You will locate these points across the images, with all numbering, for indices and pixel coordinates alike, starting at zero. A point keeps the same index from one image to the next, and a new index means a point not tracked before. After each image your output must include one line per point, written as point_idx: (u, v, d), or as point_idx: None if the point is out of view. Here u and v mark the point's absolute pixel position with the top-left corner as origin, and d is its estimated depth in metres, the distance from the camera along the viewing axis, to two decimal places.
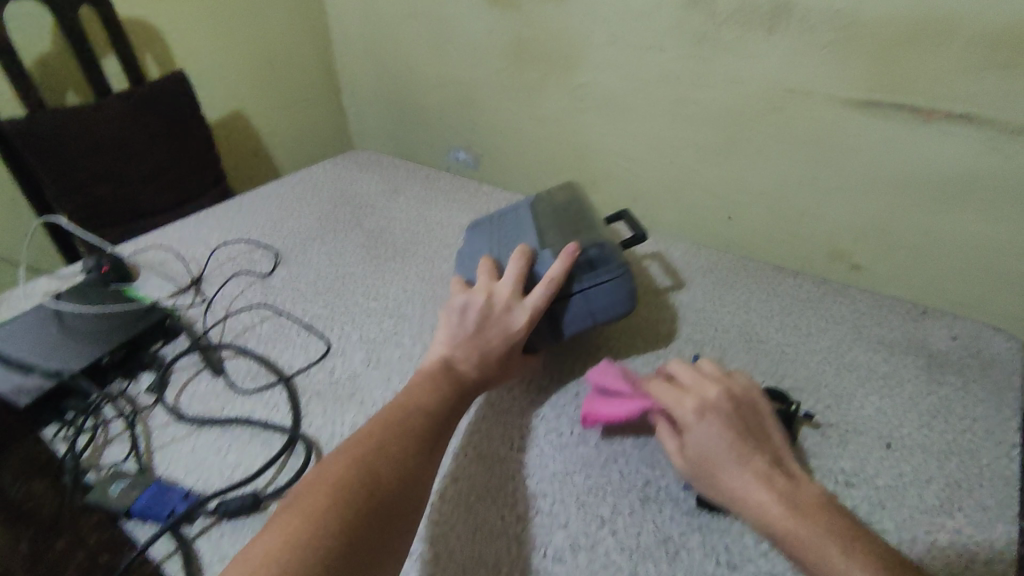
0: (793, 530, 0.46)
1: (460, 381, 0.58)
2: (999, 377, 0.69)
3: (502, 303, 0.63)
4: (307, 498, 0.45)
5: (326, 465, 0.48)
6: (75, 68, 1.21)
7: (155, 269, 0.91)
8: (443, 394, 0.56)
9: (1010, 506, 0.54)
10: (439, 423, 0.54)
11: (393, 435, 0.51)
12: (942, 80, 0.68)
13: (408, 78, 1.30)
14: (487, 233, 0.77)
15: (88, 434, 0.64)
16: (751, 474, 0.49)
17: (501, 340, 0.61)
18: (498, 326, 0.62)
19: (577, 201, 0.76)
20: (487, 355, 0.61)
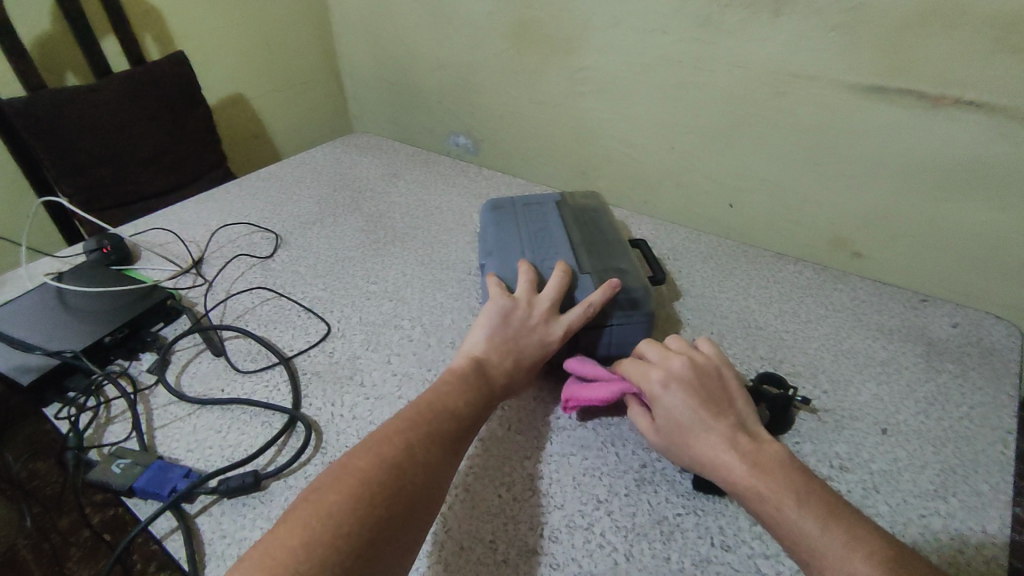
0: (753, 491, 0.46)
1: (489, 380, 0.56)
2: (997, 364, 0.70)
3: (543, 316, 0.61)
4: (326, 494, 0.42)
5: (351, 459, 0.46)
6: (75, 48, 1.20)
7: (155, 251, 0.91)
8: (472, 394, 0.54)
9: (1004, 491, 0.55)
10: (463, 423, 0.52)
11: (415, 432, 0.49)
12: (950, 64, 0.67)
13: (408, 61, 1.29)
14: (508, 216, 0.78)
15: (90, 413, 0.65)
16: (716, 439, 0.50)
17: (534, 353, 0.60)
18: (534, 338, 0.60)
19: (608, 231, 0.76)
20: (521, 367, 0.59)
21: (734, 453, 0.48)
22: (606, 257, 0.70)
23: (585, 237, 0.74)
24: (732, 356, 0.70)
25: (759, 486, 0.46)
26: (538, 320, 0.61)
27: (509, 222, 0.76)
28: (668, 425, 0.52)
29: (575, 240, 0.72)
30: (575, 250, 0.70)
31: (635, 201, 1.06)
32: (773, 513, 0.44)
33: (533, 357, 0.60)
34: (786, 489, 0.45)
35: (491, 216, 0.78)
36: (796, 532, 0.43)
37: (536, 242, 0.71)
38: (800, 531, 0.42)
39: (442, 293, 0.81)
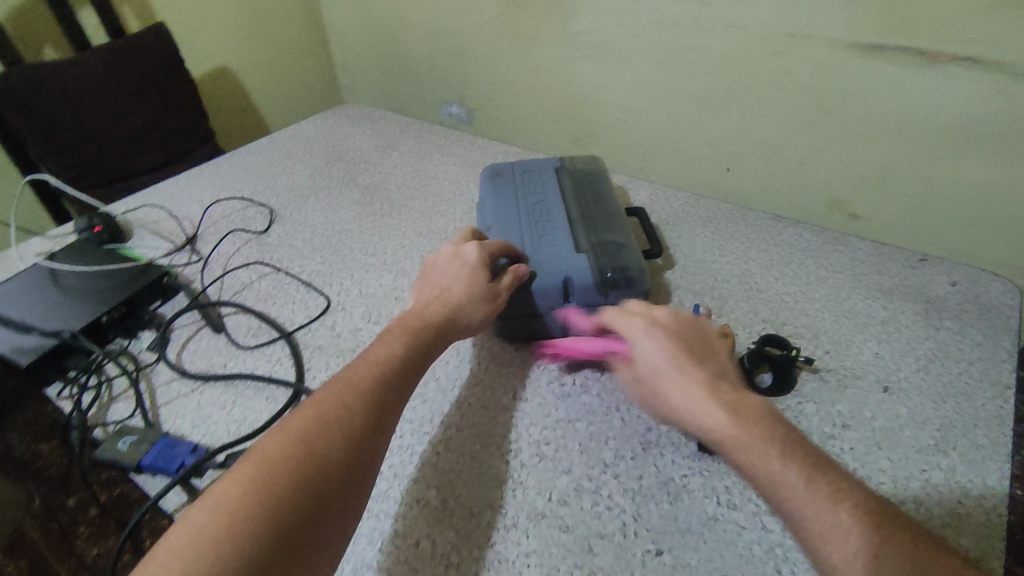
0: (740, 446, 0.44)
1: (421, 323, 0.55)
2: (996, 321, 0.70)
3: (457, 255, 0.62)
4: (246, 467, 0.40)
5: (275, 430, 0.43)
6: (49, 22, 1.16)
7: (149, 228, 0.89)
8: (399, 339, 0.53)
9: (1003, 444, 0.56)
10: (392, 376, 0.50)
11: (330, 395, 0.46)
12: (952, 21, 0.66)
13: (397, 28, 1.25)
14: (508, 184, 0.77)
15: (93, 392, 0.64)
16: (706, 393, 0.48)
17: (461, 284, 0.59)
18: (457, 273, 0.60)
19: (609, 201, 0.75)
20: (452, 299, 0.58)
21: (719, 412, 0.47)
22: (605, 231, 0.69)
23: (585, 207, 0.72)
24: (734, 319, 0.70)
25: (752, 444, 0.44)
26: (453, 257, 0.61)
27: (508, 194, 0.75)
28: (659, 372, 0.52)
29: (574, 213, 0.71)
30: (573, 222, 0.69)
31: (633, 167, 1.05)
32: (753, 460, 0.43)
33: (459, 286, 0.59)
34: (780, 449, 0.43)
35: (490, 186, 0.77)
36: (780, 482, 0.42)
37: (536, 213, 0.71)
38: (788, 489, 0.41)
39: None
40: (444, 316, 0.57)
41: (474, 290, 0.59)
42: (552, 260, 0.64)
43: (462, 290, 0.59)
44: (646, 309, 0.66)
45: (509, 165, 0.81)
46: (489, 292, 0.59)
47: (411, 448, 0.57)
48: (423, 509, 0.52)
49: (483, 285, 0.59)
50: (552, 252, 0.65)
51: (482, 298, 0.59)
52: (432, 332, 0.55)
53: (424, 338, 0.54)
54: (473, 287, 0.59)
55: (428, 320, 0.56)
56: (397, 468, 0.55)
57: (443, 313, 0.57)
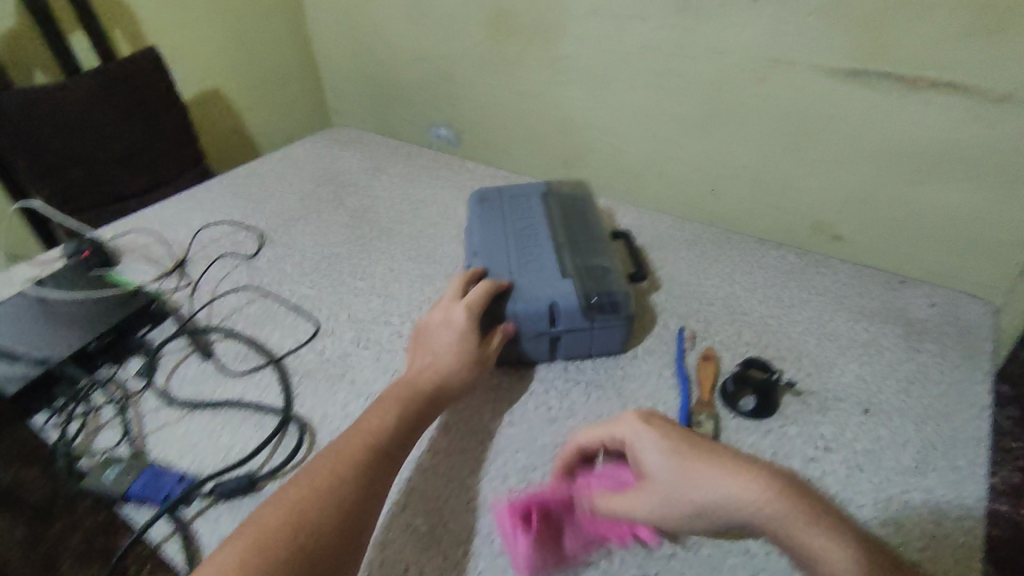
0: (788, 526, 0.44)
1: (412, 390, 0.58)
2: (973, 342, 0.72)
3: (446, 314, 0.63)
4: (241, 540, 0.43)
5: (270, 502, 0.46)
6: (41, 46, 1.17)
7: (137, 254, 0.89)
8: (392, 406, 0.56)
9: (981, 464, 0.57)
10: (385, 444, 0.52)
11: (324, 465, 0.49)
12: (924, 48, 0.69)
13: (385, 51, 1.27)
14: (495, 209, 0.78)
15: (79, 421, 0.64)
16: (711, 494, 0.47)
17: (454, 349, 0.61)
18: (448, 337, 0.62)
19: (595, 225, 0.76)
20: (443, 365, 0.60)
21: (754, 484, 0.46)
22: (591, 256, 0.70)
23: (572, 232, 0.74)
24: (718, 341, 0.71)
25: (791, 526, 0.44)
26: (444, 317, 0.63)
27: (495, 219, 0.76)
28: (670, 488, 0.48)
29: (560, 238, 0.72)
30: (560, 247, 0.71)
31: (620, 190, 1.06)
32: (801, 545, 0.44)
33: (449, 351, 0.61)
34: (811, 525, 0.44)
35: (478, 211, 0.78)
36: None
37: (522, 238, 0.72)
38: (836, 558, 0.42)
39: (430, 287, 0.81)
40: (437, 382, 0.59)
41: (466, 355, 0.61)
42: (538, 285, 0.65)
43: (453, 356, 0.60)
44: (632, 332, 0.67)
45: (497, 190, 0.82)
46: (479, 357, 0.61)
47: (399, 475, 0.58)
48: (411, 536, 0.53)
49: (474, 350, 0.61)
50: (538, 277, 0.66)
51: (473, 363, 0.61)
52: (424, 399, 0.58)
53: (416, 405, 0.57)
54: (463, 351, 0.61)
55: (420, 386, 0.58)
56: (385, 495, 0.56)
57: (434, 380, 0.59)
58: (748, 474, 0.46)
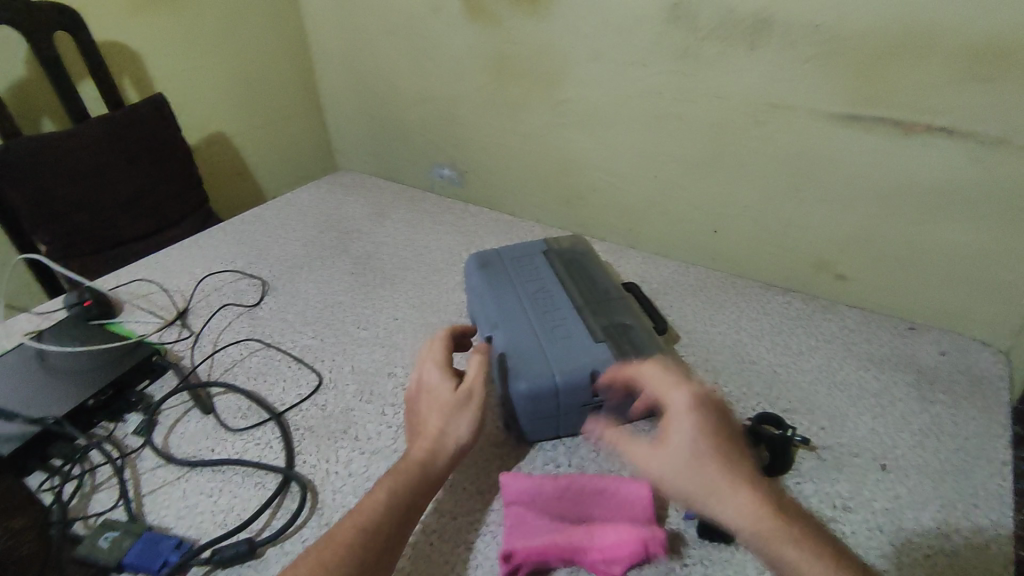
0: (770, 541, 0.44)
1: (409, 463, 0.54)
2: (988, 393, 0.70)
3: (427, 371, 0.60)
4: None
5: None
6: (50, 94, 1.19)
7: (140, 303, 0.89)
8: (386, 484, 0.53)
9: (1005, 526, 0.55)
10: (382, 526, 0.50)
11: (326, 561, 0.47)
12: (924, 94, 0.69)
13: (389, 95, 1.29)
14: (501, 269, 0.78)
15: (75, 481, 0.62)
16: (733, 485, 0.46)
17: (436, 402, 0.58)
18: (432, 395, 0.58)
19: (603, 282, 0.76)
20: (429, 427, 0.56)
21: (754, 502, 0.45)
22: (608, 315, 0.69)
23: (585, 292, 0.73)
24: (728, 393, 0.70)
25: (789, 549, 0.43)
26: (415, 377, 0.60)
27: (503, 282, 0.75)
28: (692, 467, 0.46)
29: (576, 300, 0.71)
30: (580, 309, 0.70)
31: (623, 233, 1.07)
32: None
33: (429, 412, 0.57)
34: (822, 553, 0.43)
35: (480, 272, 0.78)
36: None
37: (539, 301, 0.71)
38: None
39: (435, 337, 0.80)
40: (431, 444, 0.55)
41: (446, 406, 0.57)
42: (574, 353, 0.62)
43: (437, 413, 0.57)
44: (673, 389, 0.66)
45: (499, 251, 0.82)
46: (459, 398, 0.57)
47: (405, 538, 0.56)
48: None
49: (456, 396, 0.57)
50: (561, 340, 0.65)
51: (457, 409, 0.57)
52: (419, 466, 0.54)
53: (412, 476, 0.54)
54: (443, 402, 0.57)
55: (412, 455, 0.55)
56: None
57: (426, 444, 0.55)
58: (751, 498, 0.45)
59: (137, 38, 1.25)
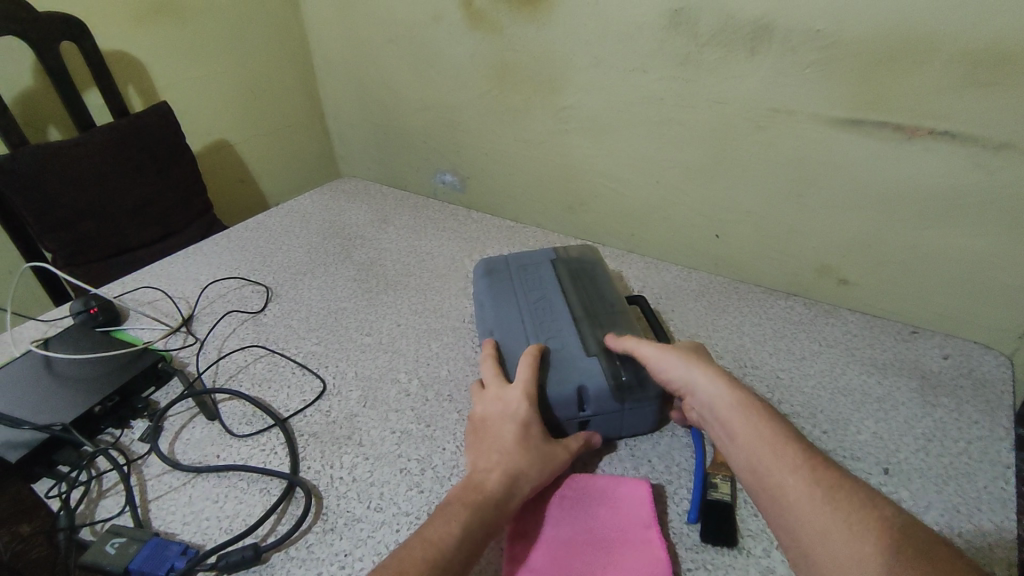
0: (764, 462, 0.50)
1: (485, 498, 0.52)
2: (990, 396, 0.71)
3: (501, 399, 0.60)
4: None
5: None
6: (56, 102, 1.20)
7: (145, 310, 0.90)
8: (461, 514, 0.51)
9: (1009, 529, 0.55)
10: (450, 558, 0.48)
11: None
12: (924, 99, 0.70)
13: (392, 102, 1.30)
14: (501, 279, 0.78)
15: (82, 488, 0.63)
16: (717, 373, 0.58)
17: (526, 447, 0.57)
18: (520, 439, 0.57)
19: (608, 293, 0.76)
20: (513, 465, 0.55)
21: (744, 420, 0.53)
22: (607, 328, 0.69)
23: (586, 303, 0.73)
24: None
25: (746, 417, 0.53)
26: (506, 406, 0.59)
27: (505, 291, 0.76)
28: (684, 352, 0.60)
29: (576, 312, 0.71)
30: (577, 321, 0.70)
31: (625, 237, 1.07)
32: (757, 439, 0.51)
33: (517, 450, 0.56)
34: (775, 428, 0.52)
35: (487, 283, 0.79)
36: (773, 485, 0.48)
37: (537, 311, 0.72)
38: (785, 466, 0.49)
39: (438, 343, 0.81)
40: (510, 485, 0.54)
41: (532, 455, 0.56)
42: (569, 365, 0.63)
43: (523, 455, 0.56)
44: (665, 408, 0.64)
45: (503, 260, 0.83)
46: (547, 456, 0.57)
47: None
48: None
49: (541, 450, 0.57)
50: (558, 354, 0.65)
51: (540, 461, 0.56)
52: (496, 502, 0.52)
53: (488, 512, 0.51)
54: (533, 448, 0.57)
55: (490, 488, 0.53)
56: None
57: (502, 485, 0.54)
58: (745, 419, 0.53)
59: (143, 46, 1.26)
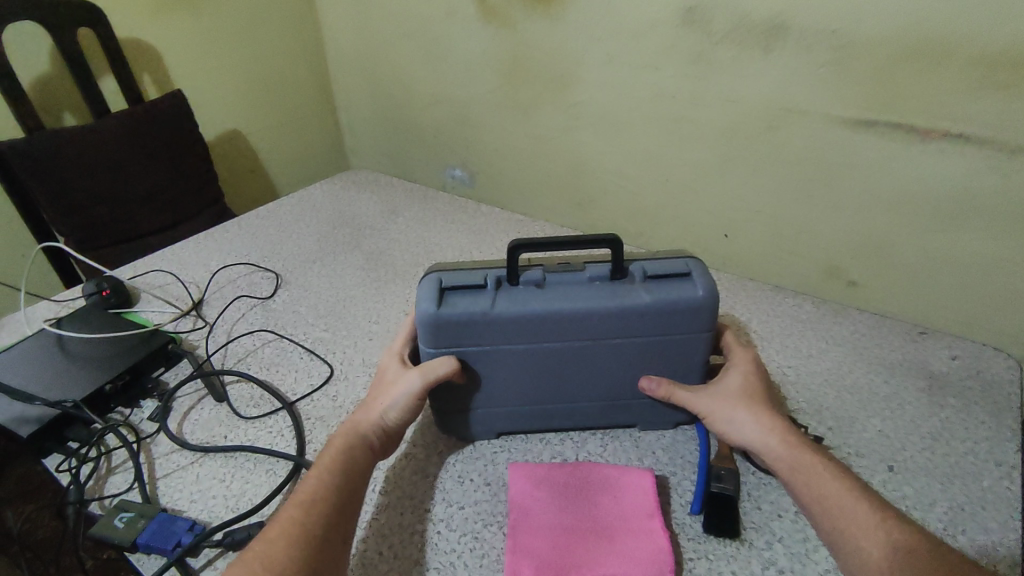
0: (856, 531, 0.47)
1: (352, 440, 0.56)
2: (999, 399, 0.70)
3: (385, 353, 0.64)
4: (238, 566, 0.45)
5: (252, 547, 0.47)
6: (72, 88, 1.21)
7: (155, 293, 0.91)
8: (334, 465, 0.53)
9: (1013, 529, 0.55)
10: (325, 512, 0.50)
11: (275, 550, 0.46)
12: (940, 101, 0.69)
13: (404, 95, 1.31)
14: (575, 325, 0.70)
15: (92, 464, 0.64)
16: (771, 416, 0.57)
17: (379, 389, 0.60)
18: (377, 385, 0.60)
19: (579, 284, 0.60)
20: (367, 409, 0.58)
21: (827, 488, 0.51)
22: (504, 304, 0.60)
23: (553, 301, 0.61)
24: None
25: (814, 464, 0.53)
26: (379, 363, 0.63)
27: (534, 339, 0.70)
28: (735, 394, 0.59)
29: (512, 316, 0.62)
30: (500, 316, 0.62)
31: (634, 234, 1.07)
32: (831, 504, 0.50)
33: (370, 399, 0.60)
34: (836, 473, 0.52)
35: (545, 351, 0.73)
36: (843, 542, 0.48)
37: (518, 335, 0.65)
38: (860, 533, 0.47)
39: None
40: (369, 425, 0.57)
41: (382, 393, 0.59)
42: None
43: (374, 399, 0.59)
44: (430, 302, 0.55)
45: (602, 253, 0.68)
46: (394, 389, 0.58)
47: (411, 526, 0.56)
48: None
49: (393, 381, 0.59)
50: None
51: (390, 391, 0.58)
52: (359, 440, 0.56)
53: (356, 454, 0.55)
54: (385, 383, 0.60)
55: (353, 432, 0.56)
56: (398, 548, 0.54)
57: (360, 426, 0.57)
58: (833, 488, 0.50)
59: (158, 35, 1.27)
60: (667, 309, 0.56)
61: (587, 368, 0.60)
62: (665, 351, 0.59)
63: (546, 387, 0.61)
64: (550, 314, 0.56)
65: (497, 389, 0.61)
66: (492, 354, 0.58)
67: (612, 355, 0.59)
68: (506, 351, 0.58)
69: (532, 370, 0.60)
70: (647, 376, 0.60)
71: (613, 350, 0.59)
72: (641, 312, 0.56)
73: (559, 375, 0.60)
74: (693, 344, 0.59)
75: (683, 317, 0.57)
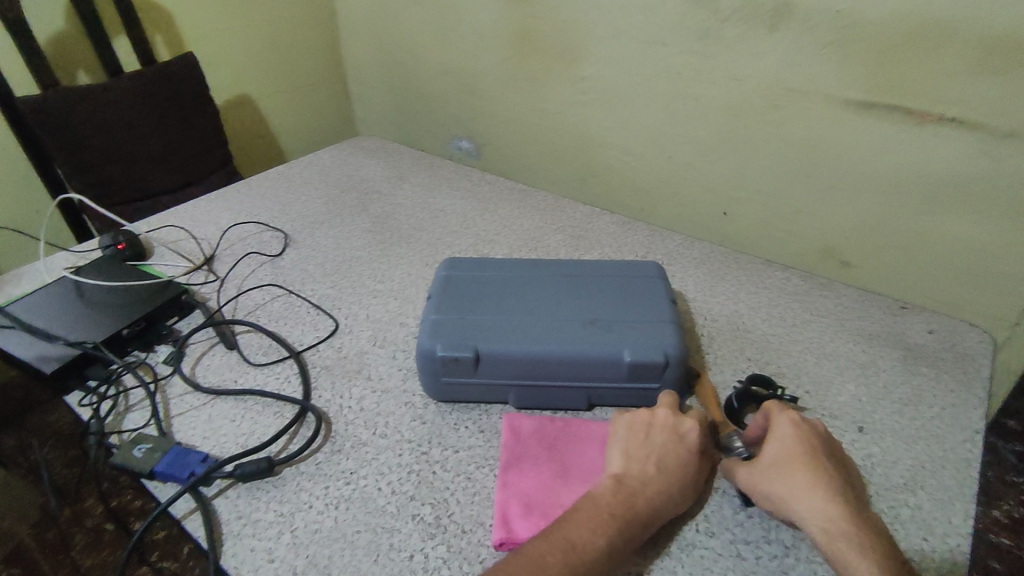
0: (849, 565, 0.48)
1: (637, 515, 0.51)
2: (970, 370, 0.73)
3: (672, 420, 0.58)
4: None
5: None
6: (86, 46, 1.23)
7: (169, 248, 0.94)
8: (601, 523, 0.50)
9: (970, 486, 0.59)
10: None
11: None
12: (937, 82, 0.71)
13: (413, 65, 1.32)
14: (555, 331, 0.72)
15: (111, 401, 0.68)
16: (816, 483, 0.52)
17: (678, 468, 0.55)
18: (674, 461, 0.55)
19: (567, 274, 0.73)
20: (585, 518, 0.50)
21: (849, 536, 0.49)
22: (499, 279, 0.72)
23: (545, 279, 0.72)
24: (721, 357, 0.74)
25: (852, 548, 0.48)
26: (676, 438, 0.57)
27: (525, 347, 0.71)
28: (776, 463, 0.54)
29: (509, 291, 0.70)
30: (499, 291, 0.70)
31: (633, 207, 1.10)
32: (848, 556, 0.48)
33: (682, 456, 0.55)
34: (856, 534, 0.49)
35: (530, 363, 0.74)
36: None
37: (517, 298, 0.68)
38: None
39: None
40: (659, 503, 0.52)
41: (615, 508, 0.51)
42: (487, 309, 0.66)
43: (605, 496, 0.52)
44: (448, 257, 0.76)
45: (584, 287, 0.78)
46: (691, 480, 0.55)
47: (409, 466, 0.61)
48: (389, 520, 0.56)
49: (694, 474, 0.55)
50: (488, 308, 0.67)
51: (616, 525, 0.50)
52: (638, 527, 0.50)
53: (628, 529, 0.50)
54: (686, 469, 0.55)
55: (638, 503, 0.51)
56: (395, 485, 0.59)
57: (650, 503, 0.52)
58: (856, 541, 0.49)
59: None
60: (622, 264, 0.75)
61: (562, 301, 0.68)
62: (627, 287, 0.70)
63: (527, 314, 0.66)
64: (533, 263, 0.75)
65: (480, 309, 0.66)
66: (486, 282, 0.71)
67: (582, 289, 0.70)
68: (496, 284, 0.71)
69: (512, 297, 0.68)
70: (615, 298, 0.68)
71: (589, 285, 0.71)
72: (604, 265, 0.75)
73: (537, 300, 0.68)
74: (651, 284, 0.70)
75: (636, 269, 0.74)
